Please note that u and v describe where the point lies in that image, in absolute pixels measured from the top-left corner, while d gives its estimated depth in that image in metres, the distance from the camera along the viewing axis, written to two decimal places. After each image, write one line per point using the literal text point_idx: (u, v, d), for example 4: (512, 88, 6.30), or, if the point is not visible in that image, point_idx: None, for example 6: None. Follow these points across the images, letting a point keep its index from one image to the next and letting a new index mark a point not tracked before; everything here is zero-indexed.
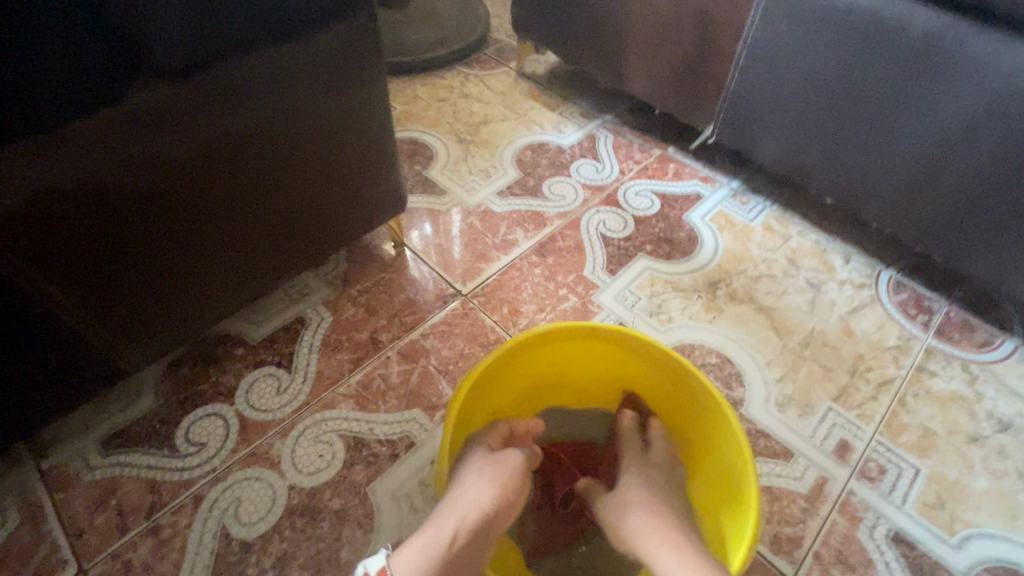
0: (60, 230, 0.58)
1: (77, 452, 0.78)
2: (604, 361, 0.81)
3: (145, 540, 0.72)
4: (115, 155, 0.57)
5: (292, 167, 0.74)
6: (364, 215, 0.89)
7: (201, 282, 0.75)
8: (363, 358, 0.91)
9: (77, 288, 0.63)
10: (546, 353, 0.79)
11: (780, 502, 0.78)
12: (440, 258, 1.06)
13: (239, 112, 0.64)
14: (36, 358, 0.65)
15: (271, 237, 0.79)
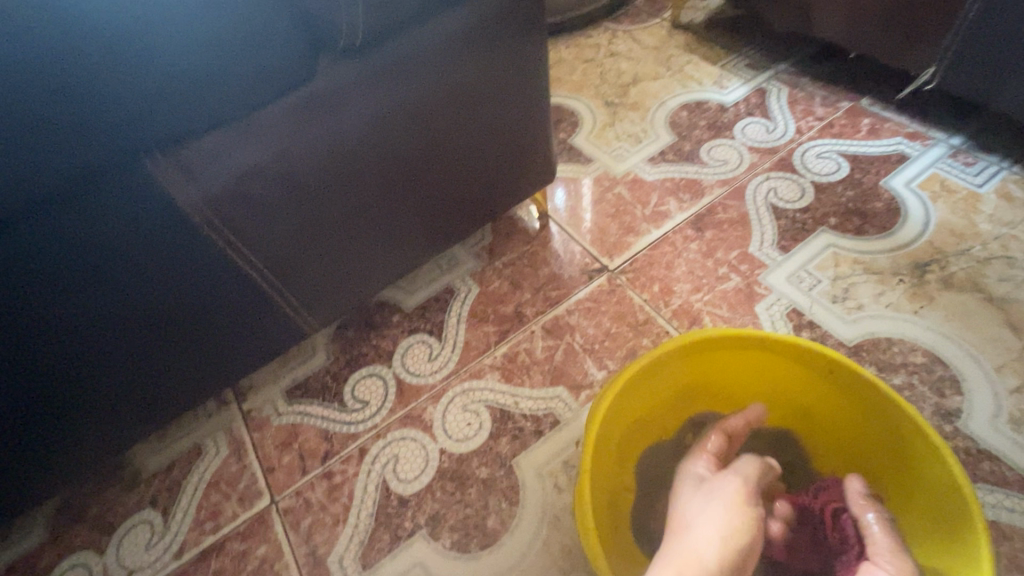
0: (261, 210, 0.63)
1: (270, 399, 0.90)
2: (769, 377, 0.67)
3: (321, 483, 0.80)
4: (302, 137, 0.60)
5: (451, 143, 0.74)
6: (514, 192, 0.88)
7: (369, 258, 0.79)
8: (508, 332, 0.90)
9: (274, 264, 0.70)
10: (696, 362, 0.67)
11: (1011, 544, 0.62)
12: (585, 231, 1.01)
13: (408, 89, 0.64)
14: (235, 324, 0.73)
15: (429, 214, 0.80)
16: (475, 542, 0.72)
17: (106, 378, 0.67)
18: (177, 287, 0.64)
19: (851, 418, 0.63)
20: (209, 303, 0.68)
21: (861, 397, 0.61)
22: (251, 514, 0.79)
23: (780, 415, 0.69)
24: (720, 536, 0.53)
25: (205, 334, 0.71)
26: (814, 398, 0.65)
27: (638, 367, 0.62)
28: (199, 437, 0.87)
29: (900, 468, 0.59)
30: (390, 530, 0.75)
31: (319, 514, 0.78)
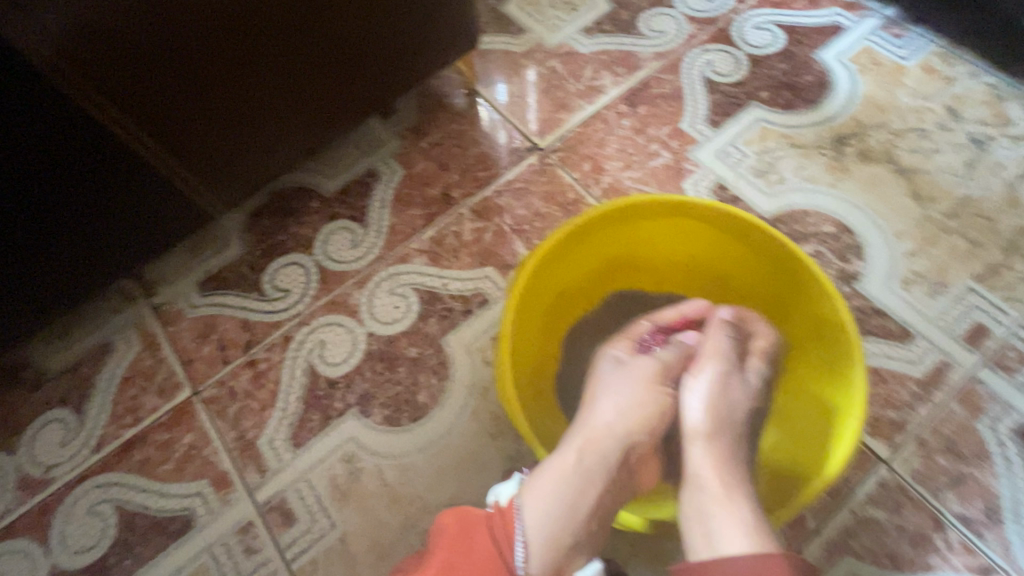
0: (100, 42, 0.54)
1: (182, 291, 0.84)
2: (691, 242, 0.68)
3: (245, 372, 0.78)
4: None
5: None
6: (425, 48, 0.81)
7: (258, 115, 0.72)
8: (435, 215, 0.87)
9: (133, 112, 0.61)
10: (619, 232, 0.67)
11: (886, 385, 0.69)
12: (515, 108, 0.94)
13: None
14: (128, 193, 0.69)
15: (325, 68, 0.73)
16: (406, 416, 0.74)
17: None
18: (48, 148, 0.58)
19: (762, 277, 0.65)
20: (91, 167, 0.63)
21: (773, 259, 0.62)
22: (172, 405, 0.77)
23: (700, 280, 0.72)
24: (621, 405, 0.57)
25: (58, 197, 0.64)
26: (730, 261, 0.67)
27: (559, 234, 0.61)
28: (108, 332, 0.82)
29: (803, 322, 0.62)
30: (319, 410, 0.75)
31: (245, 401, 0.76)
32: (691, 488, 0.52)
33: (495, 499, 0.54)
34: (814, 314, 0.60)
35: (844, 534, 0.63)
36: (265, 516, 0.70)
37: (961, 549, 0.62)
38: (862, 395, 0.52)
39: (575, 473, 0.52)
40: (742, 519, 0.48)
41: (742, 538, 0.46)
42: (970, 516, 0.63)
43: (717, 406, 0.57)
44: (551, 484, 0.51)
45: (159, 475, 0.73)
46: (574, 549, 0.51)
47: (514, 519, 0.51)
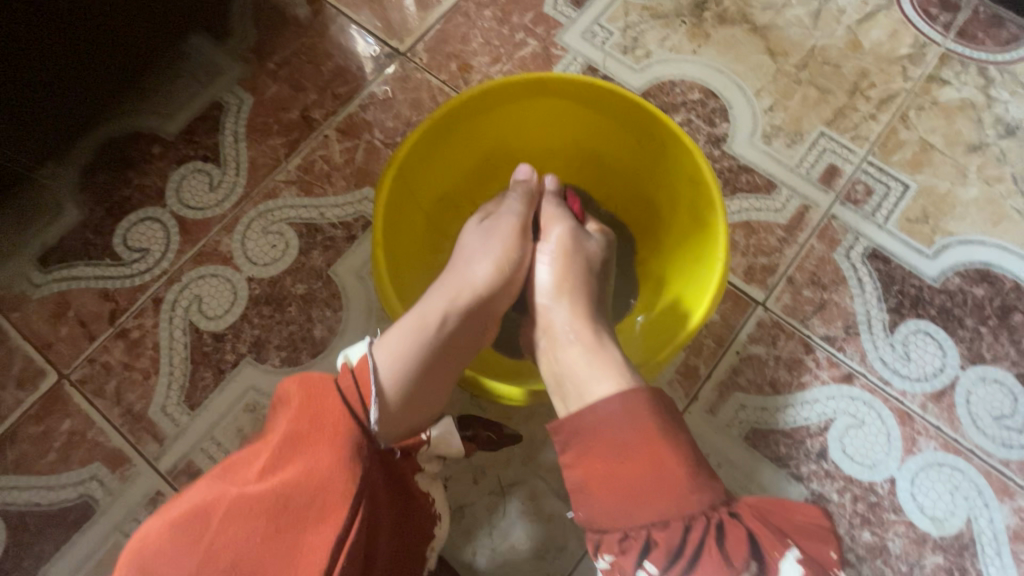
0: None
1: (18, 271, 0.73)
2: (559, 123, 0.66)
3: (117, 344, 0.71)
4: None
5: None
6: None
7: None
8: (298, 141, 0.79)
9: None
10: (486, 125, 0.64)
11: (757, 235, 0.74)
12: (366, 11, 0.85)
13: None
14: None
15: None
16: (306, 353, 0.71)
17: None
18: None
19: (634, 148, 0.65)
20: None
21: (635, 128, 0.62)
22: (39, 395, 0.69)
23: (579, 163, 0.71)
24: (483, 267, 0.59)
25: None
26: (604, 137, 0.66)
27: (422, 132, 0.58)
28: None
29: (669, 184, 0.64)
30: (210, 367, 0.70)
31: (124, 374, 0.70)
32: (561, 345, 0.55)
33: (343, 361, 0.50)
34: (678, 174, 0.62)
35: (730, 373, 0.69)
36: (174, 482, 0.67)
37: (827, 364, 0.70)
38: (723, 235, 0.56)
39: (436, 334, 0.53)
40: (612, 361, 0.51)
41: (609, 378, 0.50)
42: (833, 335, 0.71)
43: (571, 266, 0.61)
44: (405, 340, 0.52)
45: (42, 469, 0.67)
46: (423, 407, 0.52)
47: (367, 376, 0.49)
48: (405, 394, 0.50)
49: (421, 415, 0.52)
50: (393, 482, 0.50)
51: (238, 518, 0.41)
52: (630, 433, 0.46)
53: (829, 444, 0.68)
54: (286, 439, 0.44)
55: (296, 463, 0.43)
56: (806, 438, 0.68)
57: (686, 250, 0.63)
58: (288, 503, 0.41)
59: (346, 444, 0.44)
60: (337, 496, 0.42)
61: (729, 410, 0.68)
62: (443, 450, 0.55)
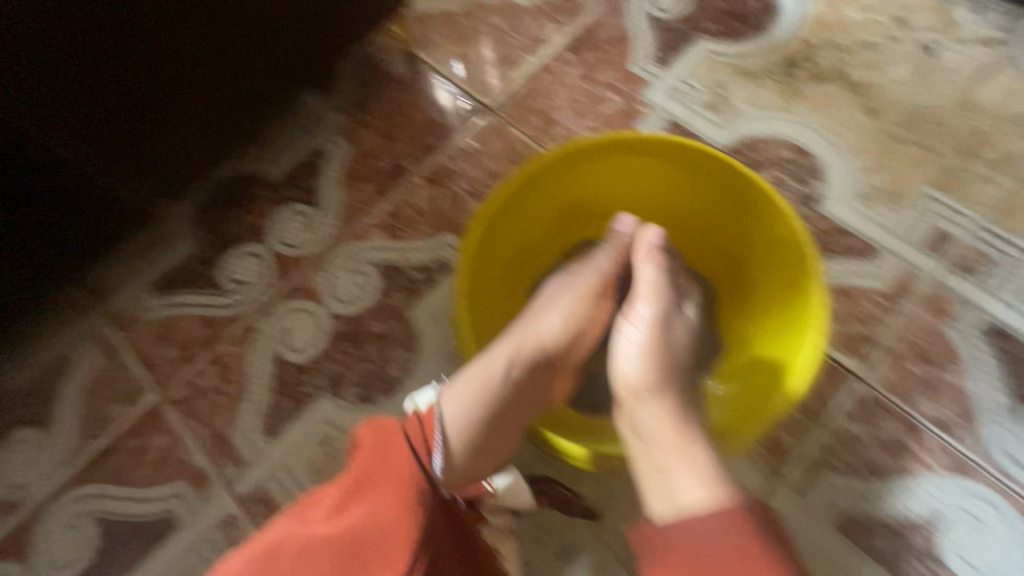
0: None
1: (136, 296, 0.81)
2: (641, 180, 0.66)
3: (211, 369, 0.76)
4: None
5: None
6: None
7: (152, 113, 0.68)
8: (388, 187, 0.84)
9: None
10: (568, 181, 0.65)
11: (854, 301, 0.69)
12: (458, 69, 0.91)
13: None
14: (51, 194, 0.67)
15: (209, 47, 0.67)
16: (379, 391, 0.73)
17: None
18: None
19: (722, 209, 0.63)
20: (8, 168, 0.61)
21: (721, 185, 0.61)
22: (140, 410, 0.75)
23: (660, 219, 0.70)
24: (559, 321, 0.59)
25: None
26: (691, 196, 0.65)
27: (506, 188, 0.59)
28: (64, 347, 0.79)
29: (756, 244, 0.62)
30: (291, 397, 0.74)
31: (215, 397, 0.75)
32: (642, 441, 0.52)
33: (414, 406, 0.55)
34: (767, 234, 0.59)
35: (823, 452, 0.63)
36: (248, 508, 0.70)
37: (939, 453, 0.62)
38: (819, 303, 0.52)
39: (502, 391, 0.53)
40: (695, 466, 0.49)
41: (697, 484, 0.48)
42: (945, 418, 0.63)
43: (656, 353, 0.57)
44: (470, 393, 0.53)
45: (136, 482, 0.72)
46: (484, 463, 0.53)
47: (434, 421, 0.51)
48: (471, 448, 0.52)
49: (482, 468, 0.54)
50: (460, 536, 0.50)
51: (312, 555, 0.44)
52: (717, 549, 0.44)
53: (941, 544, 0.60)
54: (358, 481, 0.47)
55: (363, 506, 0.46)
56: (913, 535, 0.60)
57: (777, 315, 0.60)
58: (359, 547, 0.44)
59: (410, 496, 0.46)
60: (400, 547, 0.45)
61: (821, 493, 0.62)
62: (512, 504, 0.59)
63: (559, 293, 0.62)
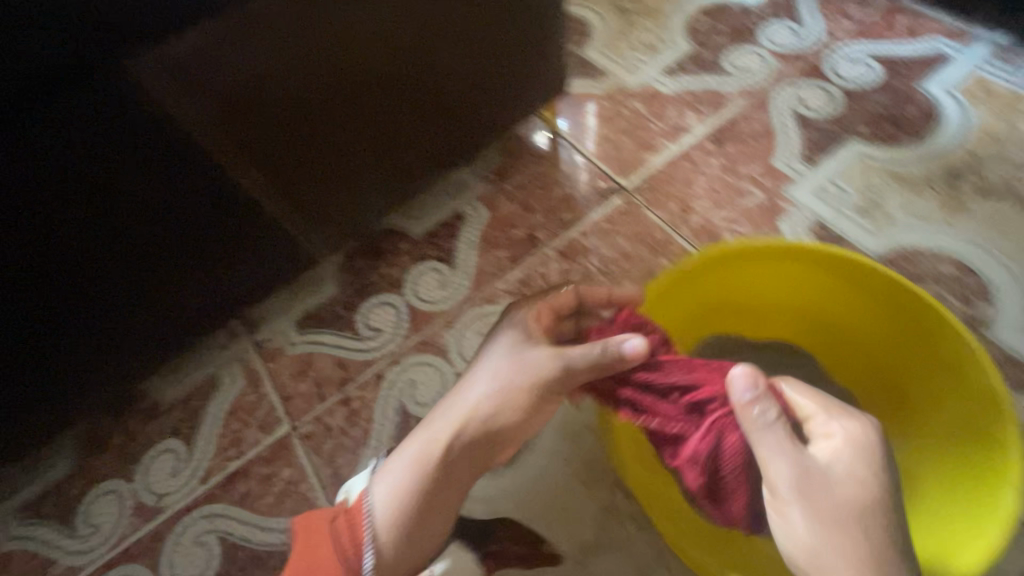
0: (214, 142, 0.59)
1: (282, 329, 0.88)
2: (783, 282, 0.68)
3: (340, 409, 0.80)
4: (247, 48, 0.54)
5: (414, 53, 0.67)
6: (495, 93, 0.80)
7: (344, 192, 0.76)
8: (522, 256, 0.88)
9: (230, 199, 0.65)
10: (713, 282, 0.67)
11: None
12: (598, 149, 0.95)
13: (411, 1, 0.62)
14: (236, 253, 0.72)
15: (398, 139, 0.75)
16: None
17: (78, 324, 0.65)
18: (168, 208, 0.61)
19: (889, 333, 0.65)
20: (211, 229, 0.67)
21: (877, 294, 0.63)
22: (272, 439, 0.80)
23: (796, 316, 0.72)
24: (490, 395, 0.61)
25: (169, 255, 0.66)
26: (844, 312, 0.68)
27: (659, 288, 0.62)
28: (213, 368, 0.86)
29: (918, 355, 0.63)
30: None
31: (340, 438, 0.79)
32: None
33: (346, 496, 0.67)
34: (933, 348, 0.61)
35: None
36: None
37: None
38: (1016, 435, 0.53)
39: (436, 465, 0.62)
40: None
41: None
42: None
43: (822, 510, 0.49)
44: (408, 480, 0.62)
45: (261, 509, 0.76)
46: (433, 539, 0.63)
47: (360, 515, 0.63)
48: (404, 532, 0.62)
49: (430, 545, 0.63)
50: None
51: None
52: None
53: None
54: None
55: None
56: None
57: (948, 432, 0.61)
58: None
59: None
60: None
61: None
62: None
63: (528, 356, 0.60)
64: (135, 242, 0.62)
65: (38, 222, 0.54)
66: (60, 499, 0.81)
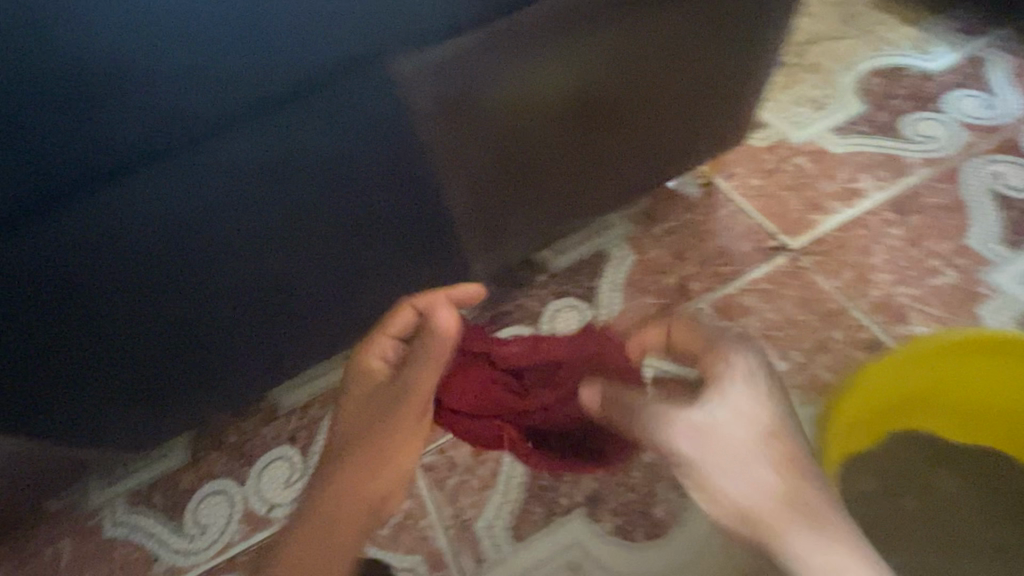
0: (432, 150, 0.59)
1: None
2: (993, 379, 0.65)
3: (464, 444, 0.75)
4: (491, 62, 0.55)
5: (632, 92, 0.65)
6: (668, 152, 0.76)
7: (525, 223, 0.74)
8: (671, 307, 0.82)
9: (427, 212, 0.65)
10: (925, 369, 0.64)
11: None
12: (758, 204, 0.90)
13: (600, 58, 0.60)
14: (361, 289, 0.69)
15: (578, 184, 0.73)
16: (641, 530, 0.67)
17: (265, 318, 0.66)
18: (312, 236, 0.60)
19: None
20: (346, 261, 0.64)
21: None
22: None
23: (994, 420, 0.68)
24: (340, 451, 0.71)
25: (304, 281, 0.64)
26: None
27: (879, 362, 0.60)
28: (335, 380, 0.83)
29: None
30: (543, 505, 0.69)
31: (464, 476, 0.72)
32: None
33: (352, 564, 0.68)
34: None
35: None
36: None
37: None
38: None
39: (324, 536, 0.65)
40: None
41: None
42: None
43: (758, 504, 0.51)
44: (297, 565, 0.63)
45: (376, 541, 0.71)
46: None
47: None
48: None
49: None
50: None
51: None
52: None
53: None
54: None
55: None
56: None
57: None
58: None
59: None
60: None
61: None
62: None
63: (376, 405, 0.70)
64: (338, 244, 0.62)
65: (267, 208, 0.55)
66: (166, 494, 0.78)
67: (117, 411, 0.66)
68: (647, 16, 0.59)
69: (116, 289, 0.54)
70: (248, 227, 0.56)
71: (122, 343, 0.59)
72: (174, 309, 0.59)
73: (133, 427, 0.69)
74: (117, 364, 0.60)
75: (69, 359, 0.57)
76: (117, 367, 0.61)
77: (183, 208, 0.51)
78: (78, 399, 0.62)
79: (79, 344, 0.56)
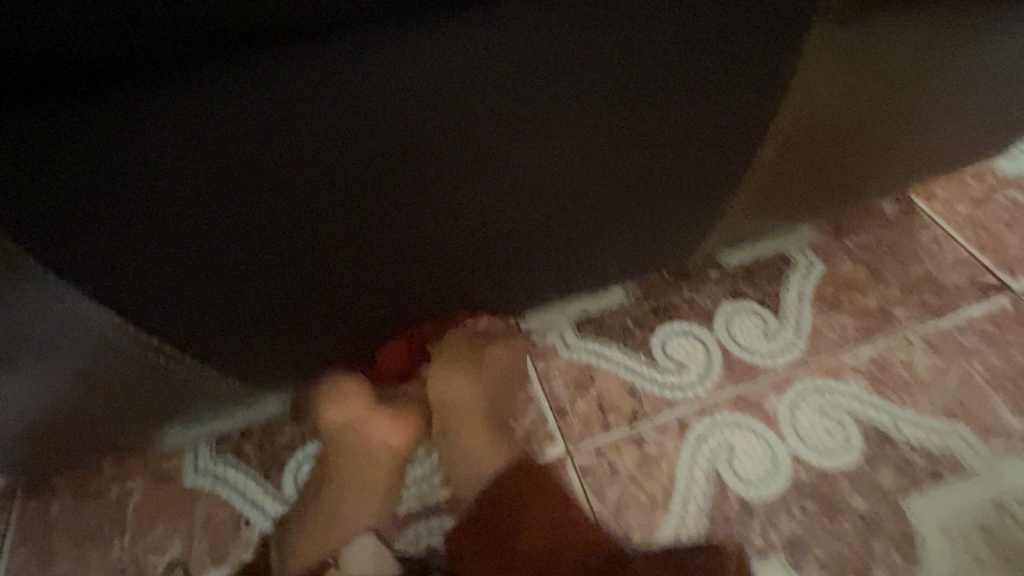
0: (800, 110, 0.51)
1: (556, 326, 0.71)
2: None
3: (629, 449, 0.64)
4: (927, 10, 0.47)
5: (959, 101, 0.60)
6: (900, 175, 0.69)
7: (791, 204, 0.65)
8: (873, 331, 0.70)
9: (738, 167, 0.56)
10: None
11: None
12: (969, 232, 0.78)
13: (921, 73, 0.54)
14: (562, 267, 0.60)
15: (813, 196, 0.65)
16: None
17: (520, 249, 0.55)
18: (557, 203, 0.51)
19: None
20: (572, 236, 0.56)
21: None
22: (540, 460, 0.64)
23: None
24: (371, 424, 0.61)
25: (519, 251, 0.56)
26: None
27: None
28: None
29: None
30: (731, 536, 0.60)
31: (631, 488, 0.62)
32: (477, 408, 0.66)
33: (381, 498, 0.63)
34: None
35: None
36: None
37: None
38: None
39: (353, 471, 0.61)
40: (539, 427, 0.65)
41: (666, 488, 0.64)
42: None
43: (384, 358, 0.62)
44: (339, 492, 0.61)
45: None
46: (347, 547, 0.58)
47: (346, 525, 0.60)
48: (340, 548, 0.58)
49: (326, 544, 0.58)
50: None
51: None
52: None
53: None
54: None
55: None
56: None
57: None
58: None
59: None
60: None
61: None
62: None
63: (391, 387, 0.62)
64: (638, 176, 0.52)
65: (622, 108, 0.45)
66: (258, 450, 0.65)
67: (307, 322, 0.53)
68: (982, 34, 0.53)
69: (421, 155, 0.43)
70: (588, 128, 0.46)
71: (381, 234, 0.48)
72: (454, 220, 0.49)
73: (299, 350, 0.57)
74: (360, 259, 0.49)
75: (314, 238, 0.46)
76: (357, 264, 0.50)
77: (447, 116, 0.41)
78: (278, 298, 0.50)
79: (342, 221, 0.45)
